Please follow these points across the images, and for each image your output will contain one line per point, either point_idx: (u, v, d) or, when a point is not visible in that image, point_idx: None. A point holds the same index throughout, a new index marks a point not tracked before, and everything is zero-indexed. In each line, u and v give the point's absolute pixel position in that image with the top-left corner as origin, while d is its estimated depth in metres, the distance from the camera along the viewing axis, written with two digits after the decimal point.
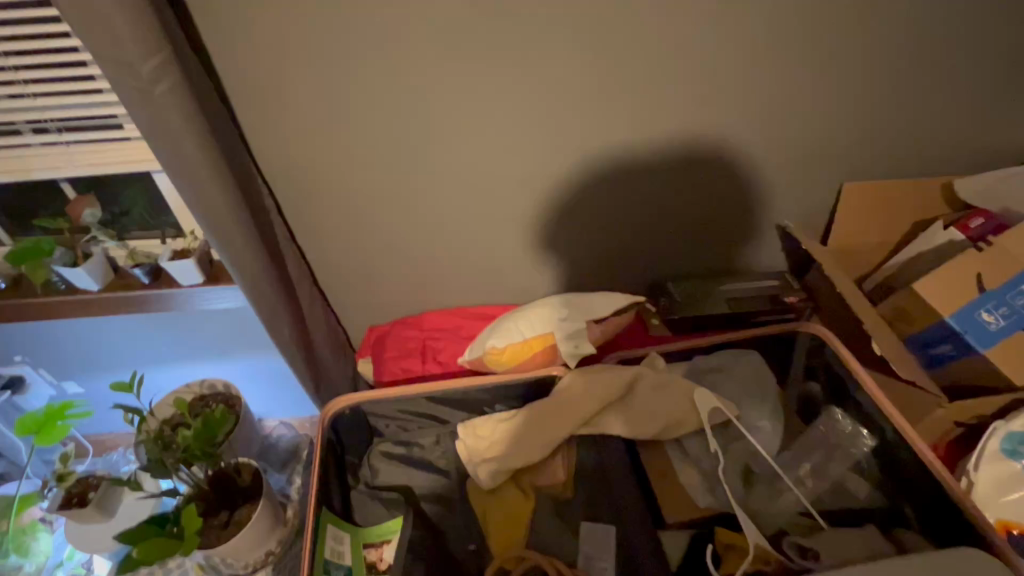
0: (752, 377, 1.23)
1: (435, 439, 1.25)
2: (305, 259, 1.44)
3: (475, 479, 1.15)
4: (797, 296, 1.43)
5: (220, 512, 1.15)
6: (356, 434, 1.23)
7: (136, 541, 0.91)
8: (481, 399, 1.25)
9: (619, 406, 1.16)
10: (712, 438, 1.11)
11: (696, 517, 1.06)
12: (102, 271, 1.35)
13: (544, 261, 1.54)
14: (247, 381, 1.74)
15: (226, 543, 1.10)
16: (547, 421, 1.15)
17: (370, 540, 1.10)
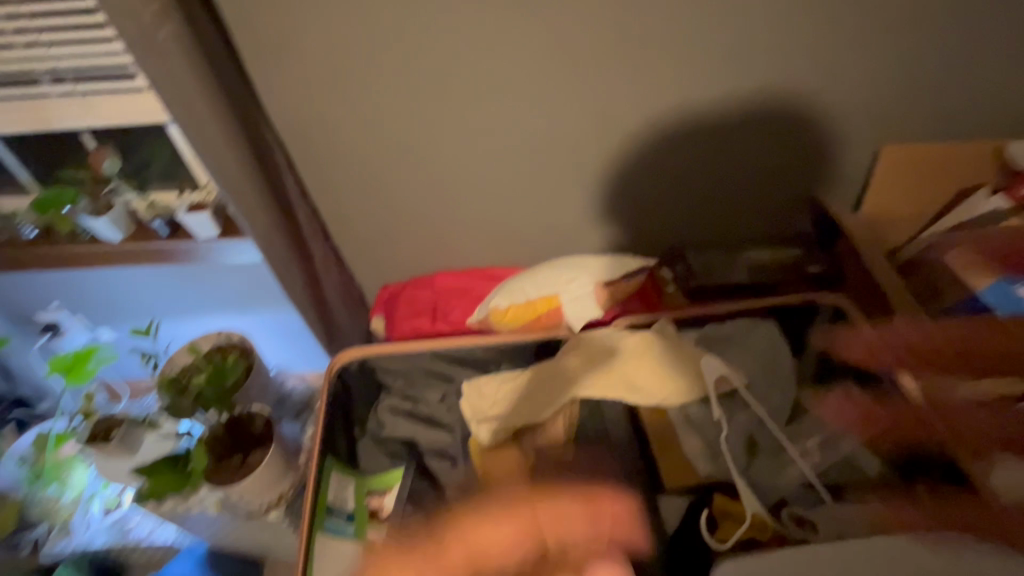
0: (766, 346, 1.19)
1: (441, 396, 1.24)
2: (318, 216, 1.45)
3: (475, 435, 1.17)
4: (822, 266, 1.38)
5: (234, 455, 1.21)
6: (365, 387, 1.25)
7: None
8: (488, 358, 1.26)
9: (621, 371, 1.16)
10: (717, 406, 1.08)
11: (696, 483, 1.06)
12: (124, 221, 1.39)
13: (558, 224, 1.50)
14: (267, 335, 1.79)
15: (239, 484, 1.16)
16: (548, 384, 1.16)
17: (372, 488, 1.15)
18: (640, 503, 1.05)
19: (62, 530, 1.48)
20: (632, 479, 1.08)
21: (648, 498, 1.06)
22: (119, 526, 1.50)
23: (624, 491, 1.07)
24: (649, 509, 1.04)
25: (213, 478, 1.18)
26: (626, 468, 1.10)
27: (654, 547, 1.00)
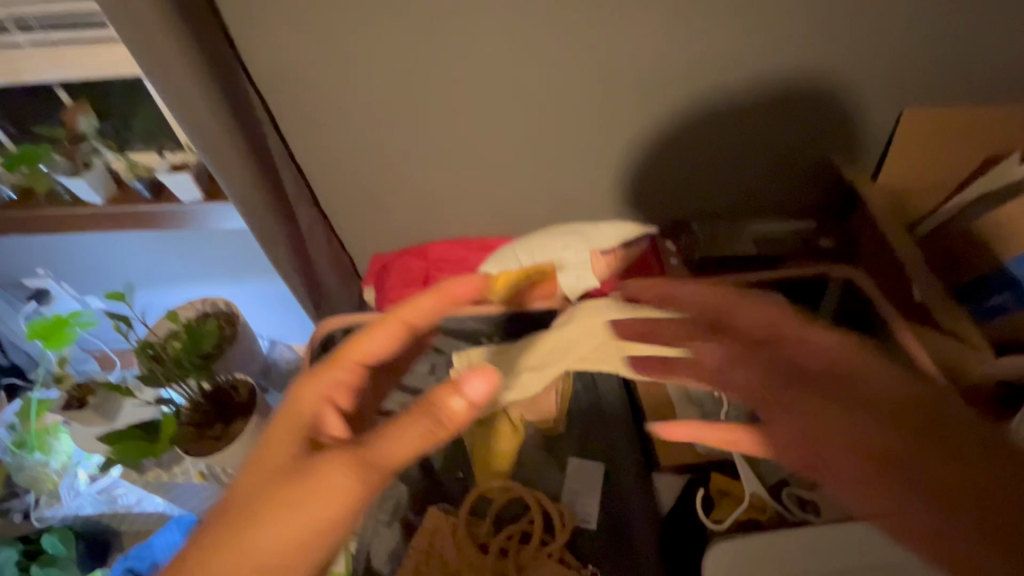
0: None
1: (429, 367, 1.23)
2: (303, 179, 1.38)
3: None
4: (834, 239, 1.31)
5: (215, 425, 1.18)
6: None
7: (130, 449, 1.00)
8: (480, 330, 1.23)
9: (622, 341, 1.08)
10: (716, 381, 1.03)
11: (694, 462, 1.00)
12: (103, 182, 1.34)
13: (556, 191, 1.43)
14: (257, 305, 1.75)
15: (219, 453, 1.13)
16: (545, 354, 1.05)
17: None
18: (639, 484, 0.99)
19: (52, 497, 1.48)
20: (629, 456, 1.02)
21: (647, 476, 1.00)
22: (106, 493, 1.51)
23: (619, 466, 1.02)
24: (644, 485, 0.98)
25: (195, 448, 1.15)
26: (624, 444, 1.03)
27: (648, 524, 0.95)
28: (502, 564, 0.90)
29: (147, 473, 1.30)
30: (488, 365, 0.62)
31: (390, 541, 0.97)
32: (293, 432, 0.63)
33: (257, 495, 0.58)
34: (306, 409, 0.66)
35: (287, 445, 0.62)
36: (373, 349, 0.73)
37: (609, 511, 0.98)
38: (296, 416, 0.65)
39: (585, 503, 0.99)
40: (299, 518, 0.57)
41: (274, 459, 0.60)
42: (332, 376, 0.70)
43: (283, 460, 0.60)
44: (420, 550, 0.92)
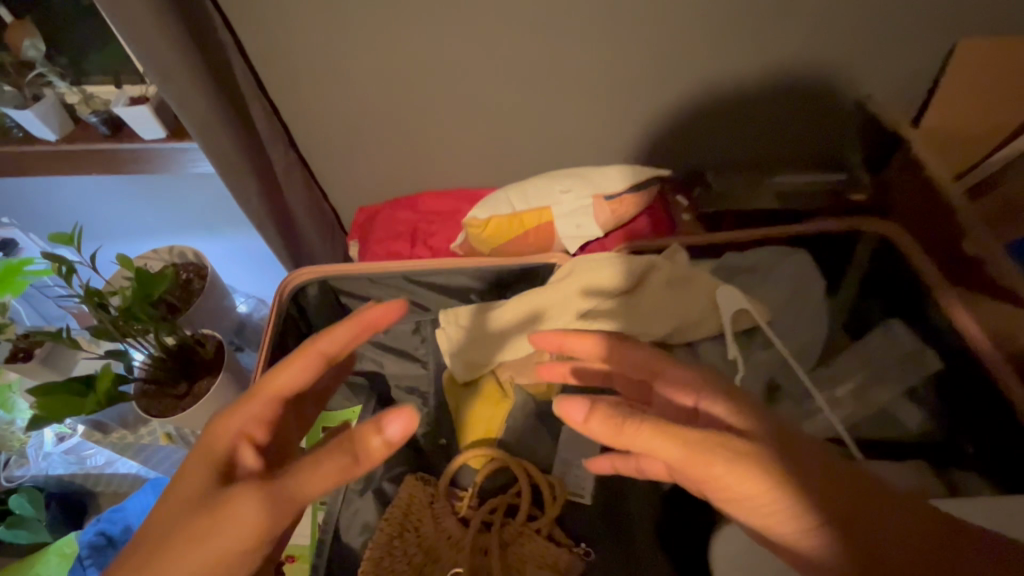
0: (794, 280, 1.00)
1: (413, 327, 1.11)
2: (279, 116, 1.25)
3: (452, 372, 1.00)
4: (865, 194, 1.18)
5: (179, 384, 1.08)
6: (328, 313, 1.10)
7: (56, 411, 0.90)
8: (468, 287, 1.10)
9: (625, 297, 0.97)
10: (732, 343, 0.91)
11: None
12: (57, 118, 1.21)
13: (558, 137, 1.29)
14: (237, 260, 1.63)
15: (182, 412, 1.04)
16: (539, 313, 0.99)
17: (330, 423, 1.03)
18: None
19: (20, 457, 1.40)
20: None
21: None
22: (75, 454, 1.42)
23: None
24: None
25: (159, 409, 1.06)
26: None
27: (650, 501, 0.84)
28: (485, 540, 0.81)
29: (112, 435, 1.22)
30: (407, 405, 0.49)
31: (366, 512, 0.88)
32: (202, 464, 0.53)
33: (161, 531, 0.50)
34: (216, 443, 0.54)
35: (194, 477, 0.52)
36: (289, 378, 0.57)
37: (605, 485, 0.88)
38: (206, 450, 0.54)
39: (578, 476, 0.89)
40: (202, 556, 0.48)
41: (181, 493, 0.51)
42: (244, 410, 0.56)
43: (189, 496, 0.51)
44: (393, 526, 0.82)
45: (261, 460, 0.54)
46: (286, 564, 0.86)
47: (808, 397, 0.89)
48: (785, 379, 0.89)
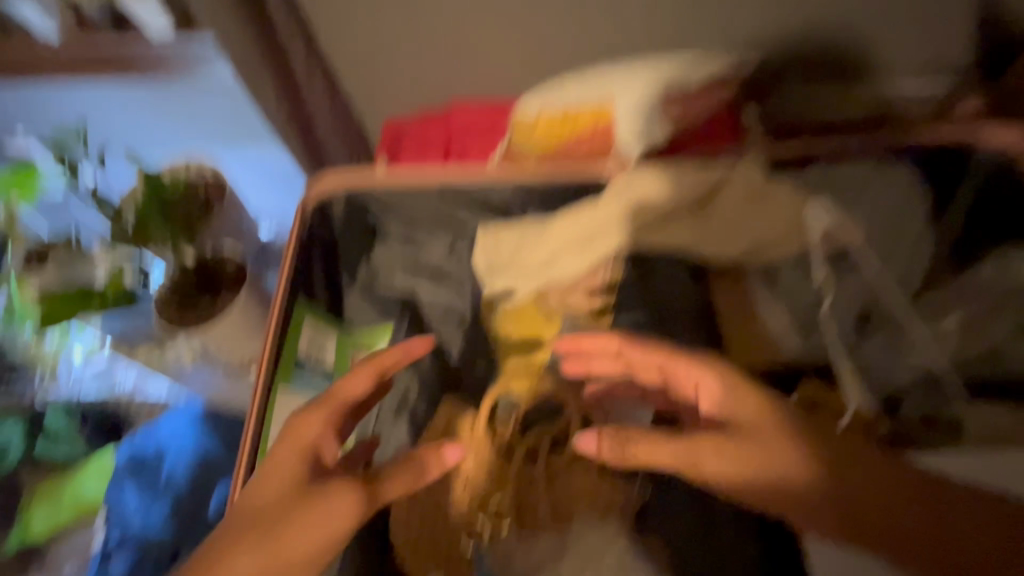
0: (890, 196, 0.85)
1: (447, 247, 1.00)
2: (295, 8, 1.10)
3: (494, 295, 0.92)
4: (982, 101, 0.99)
5: (202, 299, 1.03)
6: (354, 231, 0.99)
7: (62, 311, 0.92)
8: (509, 204, 0.97)
9: (694, 213, 0.84)
10: (821, 268, 0.78)
11: (774, 367, 0.79)
12: (56, 10, 1.09)
13: (612, 36, 1.13)
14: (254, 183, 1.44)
15: (205, 329, 0.98)
16: (590, 228, 0.86)
17: (357, 346, 0.94)
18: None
19: (53, 375, 1.37)
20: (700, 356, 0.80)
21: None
22: (105, 377, 1.40)
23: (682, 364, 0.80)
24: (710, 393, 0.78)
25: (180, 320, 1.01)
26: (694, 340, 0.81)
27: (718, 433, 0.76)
28: (531, 471, 0.74)
29: (140, 355, 1.16)
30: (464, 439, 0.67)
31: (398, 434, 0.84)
32: (293, 461, 0.66)
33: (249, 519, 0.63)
34: (289, 455, 0.66)
35: (274, 480, 0.65)
36: (355, 396, 0.70)
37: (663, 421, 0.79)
38: (289, 455, 0.66)
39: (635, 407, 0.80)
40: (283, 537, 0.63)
41: (268, 488, 0.65)
42: (314, 424, 0.68)
43: (274, 493, 0.64)
44: (432, 450, 0.78)
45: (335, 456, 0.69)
46: None
47: (903, 330, 0.77)
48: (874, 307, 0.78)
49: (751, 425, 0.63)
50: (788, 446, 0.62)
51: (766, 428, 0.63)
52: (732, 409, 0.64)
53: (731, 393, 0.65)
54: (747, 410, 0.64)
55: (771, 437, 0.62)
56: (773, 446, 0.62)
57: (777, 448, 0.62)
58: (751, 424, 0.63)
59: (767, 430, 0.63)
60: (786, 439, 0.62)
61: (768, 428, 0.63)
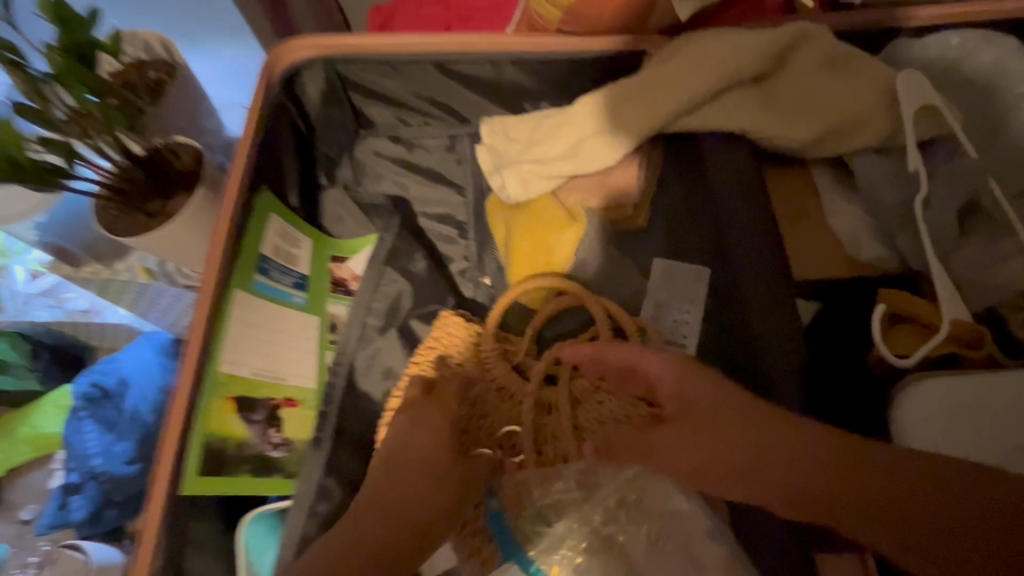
0: (994, 77, 0.69)
1: (447, 143, 0.85)
2: None
3: (497, 192, 0.76)
4: None
5: (152, 200, 0.84)
6: (338, 118, 0.82)
7: None
8: (521, 90, 0.81)
9: (749, 91, 0.69)
10: (913, 152, 0.62)
11: (843, 276, 0.65)
12: None
13: None
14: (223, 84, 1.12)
15: (152, 233, 0.80)
16: (627, 110, 0.70)
17: (341, 253, 0.76)
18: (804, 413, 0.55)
19: None
20: (772, 338, 0.57)
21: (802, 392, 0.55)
22: (54, 297, 1.08)
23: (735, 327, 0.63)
24: (786, 317, 0.58)
25: (124, 227, 0.83)
26: (753, 320, 0.58)
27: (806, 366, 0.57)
28: (550, 393, 0.58)
29: (84, 270, 0.99)
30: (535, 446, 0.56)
31: (388, 355, 0.67)
32: (424, 427, 0.55)
33: (379, 494, 0.52)
34: (425, 431, 0.55)
35: (398, 451, 0.54)
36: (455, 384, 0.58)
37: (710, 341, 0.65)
38: (426, 419, 0.56)
39: (674, 320, 0.66)
40: (412, 505, 0.51)
41: (410, 462, 0.53)
42: (443, 404, 0.57)
43: (422, 461, 0.54)
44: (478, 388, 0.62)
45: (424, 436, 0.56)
46: (280, 409, 0.59)
47: (1012, 230, 0.60)
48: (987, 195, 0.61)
49: (691, 405, 0.49)
50: (741, 427, 0.46)
51: (721, 409, 0.47)
52: (685, 388, 0.49)
53: (677, 374, 0.50)
54: (688, 392, 0.49)
55: (721, 419, 0.47)
56: (731, 430, 0.47)
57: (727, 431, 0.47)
58: (694, 403, 0.49)
59: (715, 412, 0.48)
60: (739, 419, 0.47)
61: (716, 410, 0.48)
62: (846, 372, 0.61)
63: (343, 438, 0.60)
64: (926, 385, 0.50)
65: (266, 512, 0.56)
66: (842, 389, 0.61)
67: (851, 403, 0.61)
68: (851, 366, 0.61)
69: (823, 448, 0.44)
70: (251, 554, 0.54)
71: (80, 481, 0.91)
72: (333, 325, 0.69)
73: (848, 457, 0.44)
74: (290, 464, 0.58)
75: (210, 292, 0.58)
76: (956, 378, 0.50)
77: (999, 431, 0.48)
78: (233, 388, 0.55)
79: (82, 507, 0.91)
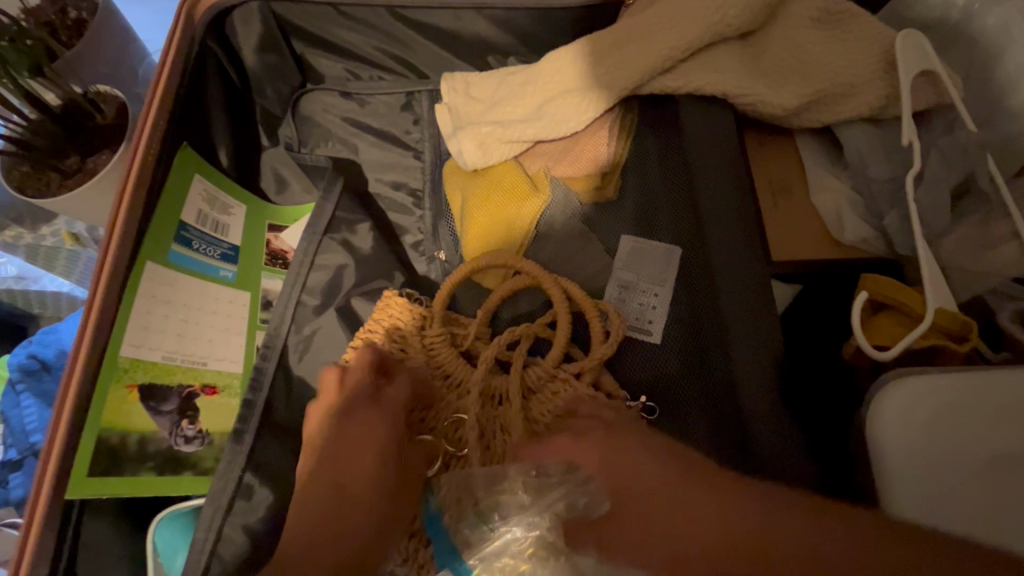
0: None
1: (403, 102, 0.76)
2: None
3: (455, 157, 0.68)
4: None
5: (69, 157, 0.74)
6: (278, 69, 0.73)
7: None
8: (484, 42, 0.72)
9: (735, 49, 0.62)
10: (907, 122, 0.56)
11: (827, 258, 0.59)
12: None
13: None
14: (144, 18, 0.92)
15: (66, 195, 0.71)
16: (599, 70, 0.64)
17: (278, 222, 0.68)
18: (795, 467, 0.47)
19: None
20: (753, 360, 0.50)
21: (792, 440, 0.48)
22: None
23: (704, 329, 0.56)
24: (761, 301, 0.52)
25: (37, 186, 0.73)
26: (733, 340, 0.51)
27: (773, 369, 0.50)
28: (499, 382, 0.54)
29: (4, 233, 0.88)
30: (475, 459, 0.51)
31: (327, 338, 0.60)
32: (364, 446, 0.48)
33: (300, 519, 0.45)
34: (361, 450, 0.48)
35: (331, 483, 0.46)
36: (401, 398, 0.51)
37: (678, 332, 0.57)
38: (364, 436, 0.48)
39: (639, 303, 0.59)
40: (346, 525, 0.45)
41: (343, 496, 0.46)
42: (382, 423, 0.49)
43: (366, 499, 0.46)
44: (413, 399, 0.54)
45: (338, 454, 0.48)
46: (197, 398, 0.53)
47: (1004, 214, 0.55)
48: (984, 173, 0.55)
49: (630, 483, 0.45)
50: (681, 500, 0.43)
51: (659, 485, 0.44)
52: (613, 467, 0.46)
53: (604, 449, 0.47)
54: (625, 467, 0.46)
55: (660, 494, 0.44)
56: (673, 511, 0.43)
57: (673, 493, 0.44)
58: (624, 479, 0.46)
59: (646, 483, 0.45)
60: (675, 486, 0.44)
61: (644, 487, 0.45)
62: (827, 406, 0.53)
63: (270, 431, 0.54)
64: (887, 411, 0.45)
65: (181, 511, 0.51)
66: (822, 428, 0.53)
67: (828, 443, 0.53)
68: (834, 398, 0.53)
69: (770, 517, 0.40)
70: (161, 560, 0.49)
71: (20, 457, 0.73)
72: (266, 301, 0.62)
73: (800, 525, 0.39)
74: (207, 460, 0.53)
75: (111, 257, 0.50)
76: (926, 417, 0.45)
77: (961, 465, 0.44)
78: (140, 374, 0.49)
79: (23, 485, 0.73)
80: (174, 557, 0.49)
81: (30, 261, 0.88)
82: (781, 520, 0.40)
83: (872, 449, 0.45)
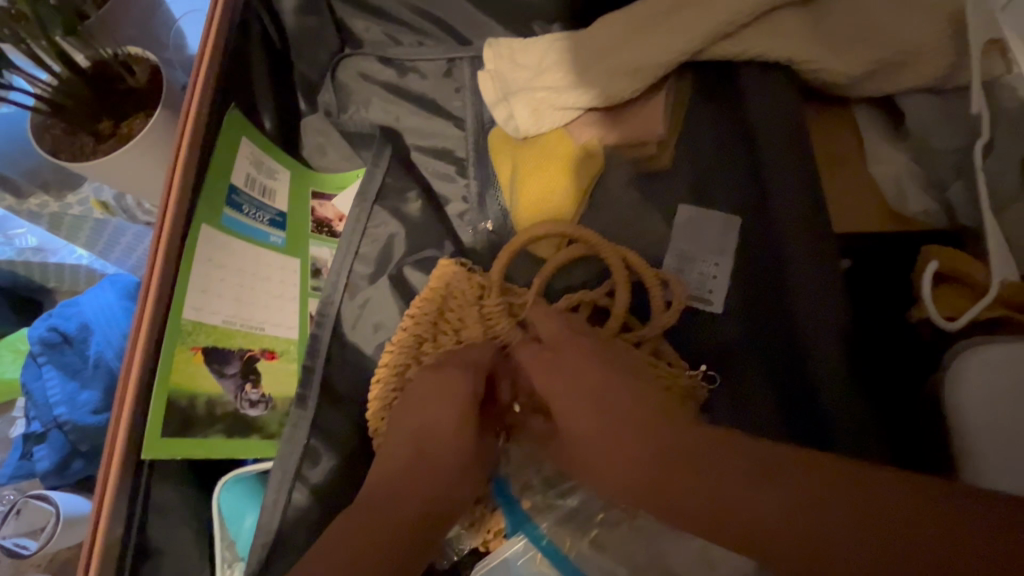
0: None
1: (444, 67, 0.73)
2: None
3: (504, 123, 0.67)
4: None
5: (101, 121, 0.71)
6: (317, 32, 0.71)
7: None
8: (530, 7, 0.70)
9: (797, 15, 0.60)
10: (977, 89, 0.54)
11: (887, 230, 0.59)
12: None
13: None
14: None
15: (101, 159, 0.68)
16: (656, 35, 0.62)
17: (322, 189, 0.67)
18: (856, 427, 0.49)
19: None
20: (813, 324, 0.51)
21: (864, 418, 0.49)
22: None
23: (768, 298, 0.55)
24: (828, 273, 0.52)
25: (69, 150, 0.70)
26: (796, 307, 0.53)
27: (841, 338, 0.51)
28: None
29: (29, 201, 0.86)
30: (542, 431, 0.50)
31: (379, 307, 0.59)
32: (445, 403, 0.48)
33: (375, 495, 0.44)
34: (434, 408, 0.49)
35: (412, 448, 0.47)
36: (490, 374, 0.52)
37: (740, 301, 0.57)
38: (450, 395, 0.49)
39: (701, 274, 0.58)
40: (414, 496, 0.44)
41: (425, 456, 0.46)
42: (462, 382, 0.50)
43: (451, 455, 0.46)
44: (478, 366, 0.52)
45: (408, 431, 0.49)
46: (258, 362, 0.52)
47: None
48: None
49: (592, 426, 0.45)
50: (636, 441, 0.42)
51: (613, 430, 0.44)
52: (588, 409, 0.46)
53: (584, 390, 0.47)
54: (594, 414, 0.45)
55: (615, 437, 0.43)
56: (628, 449, 0.42)
57: (630, 432, 0.43)
58: (587, 425, 0.45)
59: (602, 424, 0.44)
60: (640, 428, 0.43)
61: (631, 449, 0.42)
62: (879, 373, 0.56)
63: (330, 397, 0.54)
64: (965, 390, 0.45)
65: (245, 474, 0.51)
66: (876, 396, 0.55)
67: (893, 412, 0.55)
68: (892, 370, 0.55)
69: (700, 453, 0.40)
70: (227, 523, 0.50)
71: (44, 429, 0.71)
72: (317, 269, 0.61)
73: (742, 474, 0.38)
74: (271, 424, 0.52)
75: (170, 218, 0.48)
76: (1003, 392, 0.45)
77: None
78: (202, 337, 0.48)
79: (49, 458, 0.71)
80: (238, 520, 0.50)
81: (53, 231, 0.85)
82: (716, 470, 0.39)
83: (958, 423, 0.46)
